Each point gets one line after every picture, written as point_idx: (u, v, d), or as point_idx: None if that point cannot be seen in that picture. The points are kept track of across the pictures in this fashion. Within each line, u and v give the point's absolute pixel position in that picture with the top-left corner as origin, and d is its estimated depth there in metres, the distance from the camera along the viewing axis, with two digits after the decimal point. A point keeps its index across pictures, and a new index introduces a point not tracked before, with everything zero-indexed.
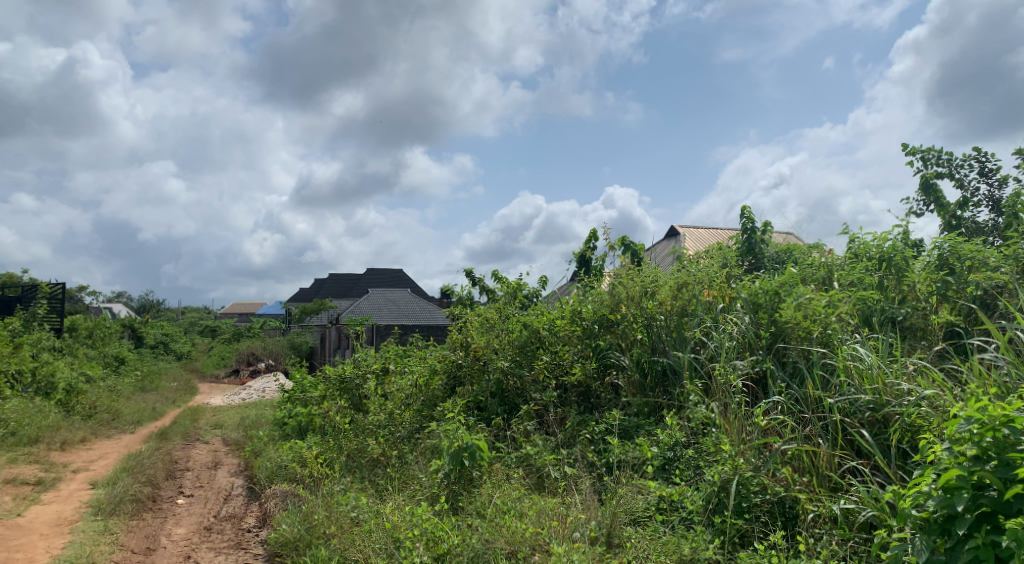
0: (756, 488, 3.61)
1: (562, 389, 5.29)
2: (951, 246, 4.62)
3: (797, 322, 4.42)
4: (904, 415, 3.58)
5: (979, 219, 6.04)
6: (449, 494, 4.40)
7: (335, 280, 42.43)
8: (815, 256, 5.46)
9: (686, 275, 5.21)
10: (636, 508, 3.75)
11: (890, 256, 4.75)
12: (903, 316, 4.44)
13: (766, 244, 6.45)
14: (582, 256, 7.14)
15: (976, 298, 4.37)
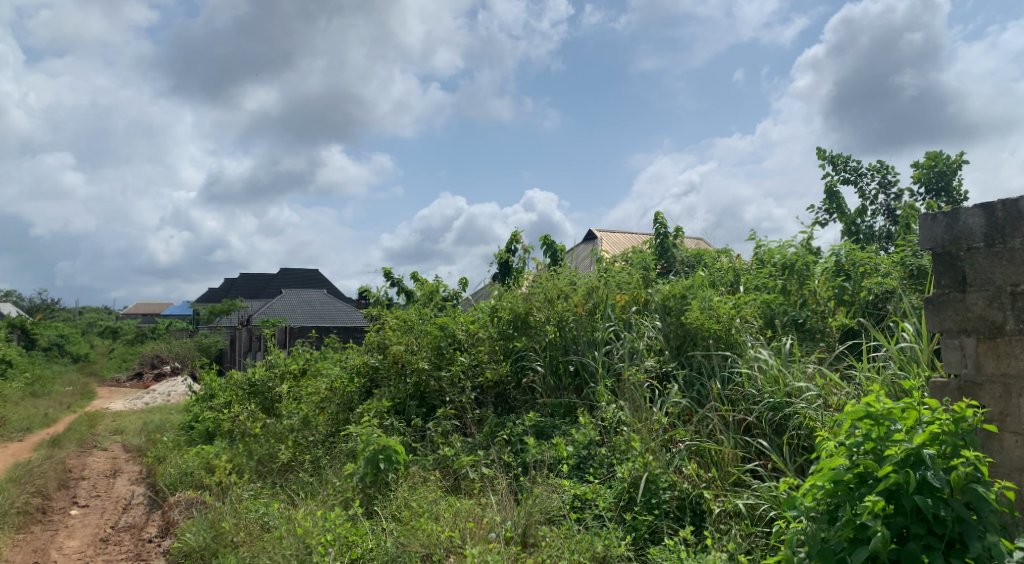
0: (665, 485, 3.76)
1: (478, 390, 5.28)
2: (848, 254, 4.95)
3: (705, 324, 4.59)
4: (799, 412, 3.83)
5: (874, 226, 6.47)
6: (363, 498, 4.35)
7: (247, 280, 40.96)
8: (724, 261, 5.70)
9: (596, 279, 5.43)
10: (551, 507, 3.80)
11: (793, 262, 5.02)
12: (804, 319, 4.68)
13: (678, 248, 6.70)
14: (503, 258, 7.17)
15: (868, 303, 4.66)
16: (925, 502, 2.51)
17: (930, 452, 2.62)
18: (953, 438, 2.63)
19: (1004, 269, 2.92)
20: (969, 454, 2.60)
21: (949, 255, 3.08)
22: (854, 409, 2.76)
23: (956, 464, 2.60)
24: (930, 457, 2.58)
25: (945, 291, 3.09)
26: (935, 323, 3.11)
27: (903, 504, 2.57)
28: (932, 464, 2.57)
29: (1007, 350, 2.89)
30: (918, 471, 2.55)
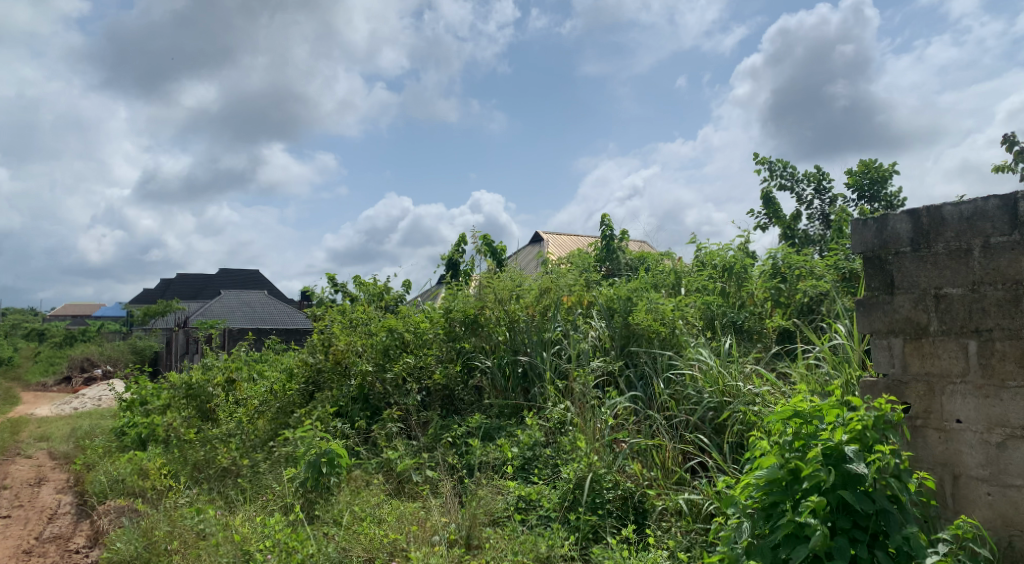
0: (608, 485, 3.80)
1: (424, 392, 5.25)
2: (784, 257, 5.11)
3: (648, 326, 4.70)
4: (739, 410, 3.93)
5: (809, 231, 6.69)
6: (304, 503, 4.27)
7: (184, 280, 39.70)
8: (666, 263, 5.82)
9: (550, 280, 5.42)
10: (496, 509, 3.81)
11: (732, 265, 5.16)
12: (742, 320, 4.80)
13: (623, 251, 6.80)
14: (450, 259, 7.15)
15: (803, 305, 4.82)
16: (850, 497, 2.60)
17: (851, 447, 2.73)
18: (872, 433, 2.74)
19: (928, 272, 3.05)
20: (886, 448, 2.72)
21: (879, 258, 3.21)
22: (783, 408, 2.87)
23: (876, 458, 2.70)
24: (851, 453, 2.68)
25: (874, 293, 3.22)
26: (865, 324, 3.24)
27: (831, 499, 2.66)
28: (855, 458, 2.67)
29: (931, 350, 3.03)
30: (843, 467, 2.65)
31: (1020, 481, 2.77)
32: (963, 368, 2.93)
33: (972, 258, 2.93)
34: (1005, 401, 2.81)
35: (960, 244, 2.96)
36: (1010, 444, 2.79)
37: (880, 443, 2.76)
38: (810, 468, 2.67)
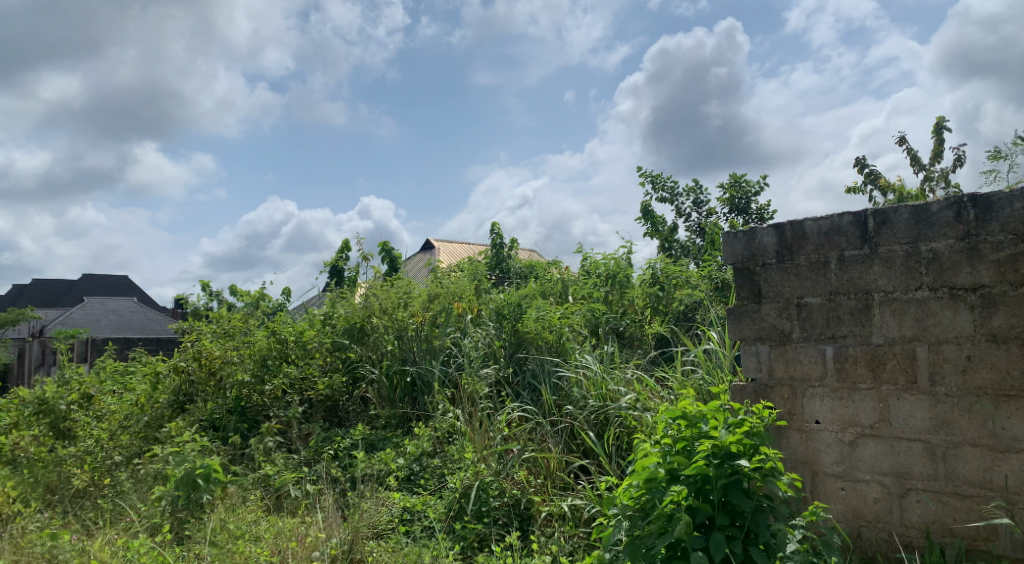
0: (495, 493, 3.80)
1: (306, 404, 5.08)
2: (662, 267, 5.32)
3: (534, 334, 4.78)
4: (620, 415, 4.04)
5: (685, 242, 7.03)
6: (173, 523, 4.00)
7: (41, 286, 36.47)
8: (553, 272, 5.91)
9: (438, 287, 5.41)
10: (380, 521, 3.72)
11: (615, 273, 5.32)
12: (623, 328, 4.99)
13: (512, 259, 6.87)
14: (334, 266, 6.96)
15: (680, 312, 5.05)
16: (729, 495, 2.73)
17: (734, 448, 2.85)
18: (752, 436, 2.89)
19: (791, 283, 3.27)
20: (766, 452, 2.89)
21: (748, 269, 3.40)
22: (673, 409, 2.93)
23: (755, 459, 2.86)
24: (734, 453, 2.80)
25: (744, 302, 3.41)
26: (736, 331, 3.42)
27: (711, 497, 2.78)
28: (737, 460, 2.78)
29: (793, 356, 3.23)
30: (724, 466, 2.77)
31: (868, 476, 3.01)
32: (820, 373, 3.15)
33: (829, 270, 3.16)
34: (856, 402, 3.05)
35: (819, 257, 3.18)
36: (860, 442, 3.03)
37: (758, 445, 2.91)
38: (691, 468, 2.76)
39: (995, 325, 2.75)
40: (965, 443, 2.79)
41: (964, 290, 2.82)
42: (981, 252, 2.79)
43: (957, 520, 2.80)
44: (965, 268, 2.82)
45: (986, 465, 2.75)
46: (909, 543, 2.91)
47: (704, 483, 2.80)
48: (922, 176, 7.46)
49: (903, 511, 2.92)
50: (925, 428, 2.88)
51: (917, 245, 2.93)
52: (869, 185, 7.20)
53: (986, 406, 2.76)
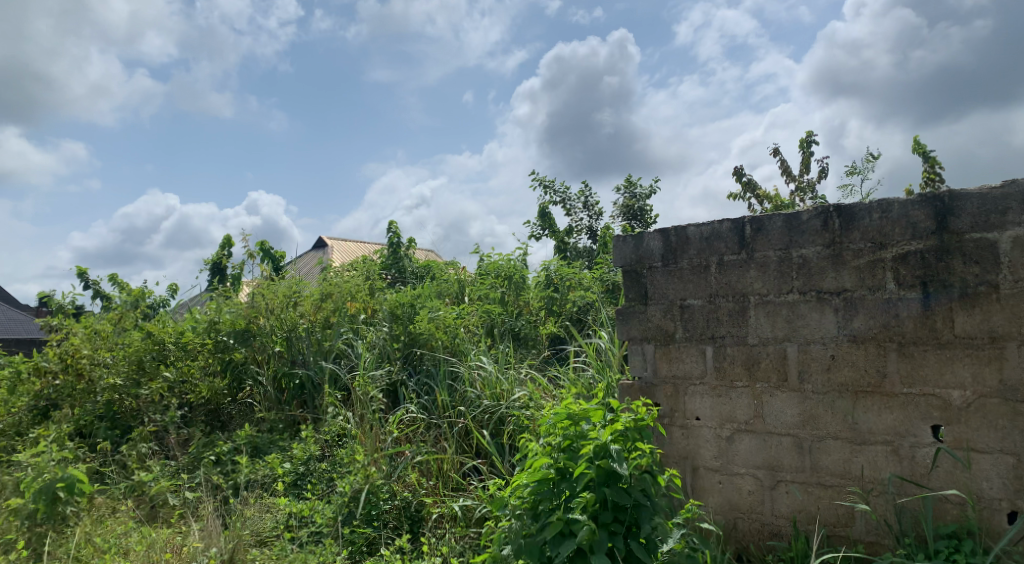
0: (385, 496, 3.73)
1: (185, 408, 4.82)
2: (557, 269, 5.41)
3: (430, 334, 4.73)
4: (512, 414, 4.07)
5: (581, 245, 7.19)
6: (30, 538, 3.66)
7: None
8: (449, 272, 5.88)
9: (330, 284, 5.24)
10: (263, 529, 3.62)
11: (511, 274, 5.36)
12: (519, 328, 5.01)
13: (409, 258, 6.74)
14: (216, 263, 6.64)
15: (573, 313, 5.15)
16: (611, 491, 2.80)
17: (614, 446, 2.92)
18: (632, 433, 2.99)
19: (675, 285, 3.40)
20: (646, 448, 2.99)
21: (635, 272, 3.52)
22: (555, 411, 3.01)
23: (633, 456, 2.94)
24: (614, 451, 2.87)
25: (632, 304, 3.53)
26: (624, 331, 3.54)
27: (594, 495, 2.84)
28: (616, 457, 2.85)
29: (677, 355, 3.38)
30: (606, 465, 2.84)
31: (744, 469, 3.18)
32: (701, 371, 3.31)
33: (709, 273, 3.31)
34: (733, 399, 3.22)
35: (700, 261, 3.33)
36: (737, 437, 3.20)
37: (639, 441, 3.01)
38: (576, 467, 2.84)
39: (855, 326, 2.95)
40: (828, 436, 2.99)
41: (829, 293, 3.01)
42: (844, 258, 2.99)
43: (821, 508, 3.00)
44: (830, 273, 3.02)
45: (846, 456, 2.95)
46: (778, 531, 3.09)
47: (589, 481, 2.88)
48: (795, 186, 7.96)
49: (773, 501, 3.11)
50: (794, 423, 3.07)
51: (789, 252, 3.12)
52: (748, 194, 7.62)
53: (846, 402, 2.96)
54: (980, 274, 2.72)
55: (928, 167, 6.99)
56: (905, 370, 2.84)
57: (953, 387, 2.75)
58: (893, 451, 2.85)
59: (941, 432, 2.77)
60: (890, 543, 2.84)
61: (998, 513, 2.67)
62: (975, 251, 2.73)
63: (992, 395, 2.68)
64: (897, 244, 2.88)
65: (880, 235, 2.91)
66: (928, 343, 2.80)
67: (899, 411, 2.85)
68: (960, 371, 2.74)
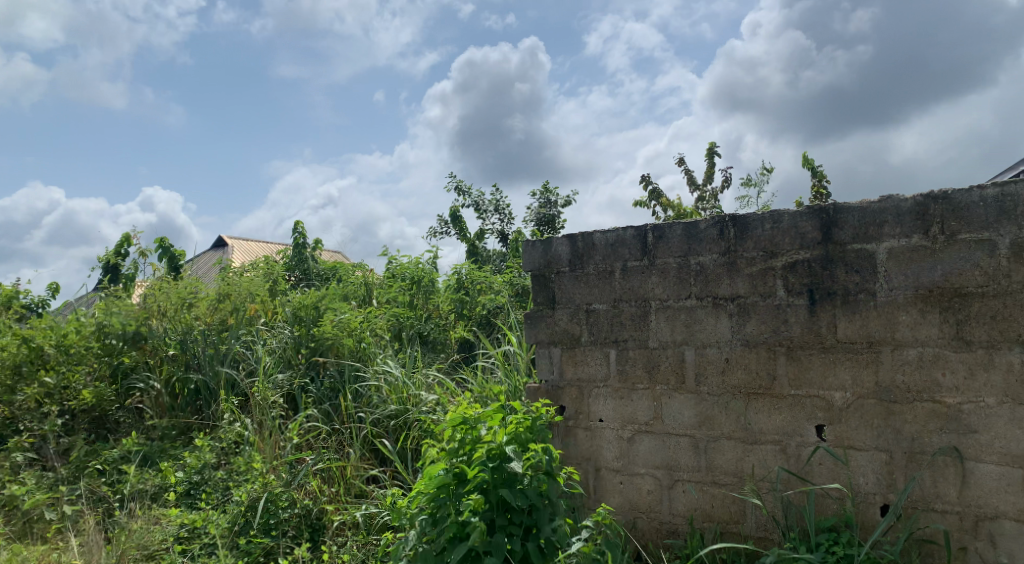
0: (284, 503, 3.60)
1: (67, 415, 4.47)
2: (467, 272, 5.38)
3: (334, 339, 4.61)
4: (418, 418, 4.03)
5: (492, 249, 7.21)
6: None
7: None
8: (357, 274, 5.75)
9: (229, 285, 5.03)
10: (152, 542, 3.44)
11: (420, 277, 5.31)
12: (428, 332, 4.97)
13: (316, 259, 6.55)
14: (109, 262, 6.24)
15: (482, 317, 5.15)
16: (507, 494, 2.81)
17: (510, 448, 2.94)
18: (525, 434, 3.04)
19: (582, 290, 3.47)
20: (540, 447, 3.03)
21: (544, 276, 3.57)
22: (452, 416, 2.98)
23: (528, 457, 2.97)
24: (509, 454, 2.89)
25: (539, 308, 3.58)
26: (531, 335, 3.58)
27: (490, 498, 2.85)
28: (510, 460, 2.88)
29: (582, 359, 3.45)
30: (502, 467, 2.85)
31: (643, 469, 3.27)
32: (604, 374, 3.39)
33: (613, 278, 3.39)
34: (634, 401, 3.31)
35: (605, 266, 3.41)
36: (637, 438, 3.29)
37: (533, 442, 3.05)
38: (472, 471, 2.84)
39: (748, 331, 3.09)
40: (722, 437, 3.12)
41: (725, 299, 3.15)
42: (738, 266, 3.13)
43: (714, 506, 3.12)
44: (725, 280, 3.15)
45: (738, 455, 3.08)
46: (675, 529, 3.20)
47: (485, 484, 2.88)
48: (697, 196, 8.29)
49: (671, 500, 3.21)
50: (691, 424, 3.18)
51: (688, 259, 3.23)
52: (653, 202, 7.87)
53: (739, 403, 3.10)
54: (860, 283, 2.89)
55: (817, 182, 7.43)
56: (792, 373, 3.00)
57: (835, 388, 2.92)
58: (781, 450, 3.00)
59: (824, 431, 2.94)
60: (777, 537, 2.98)
61: (873, 507, 2.84)
62: (856, 260, 2.91)
63: (869, 396, 2.86)
64: (787, 253, 3.04)
65: (771, 245, 3.06)
66: (813, 347, 2.97)
67: (787, 411, 3.00)
68: (841, 374, 2.91)
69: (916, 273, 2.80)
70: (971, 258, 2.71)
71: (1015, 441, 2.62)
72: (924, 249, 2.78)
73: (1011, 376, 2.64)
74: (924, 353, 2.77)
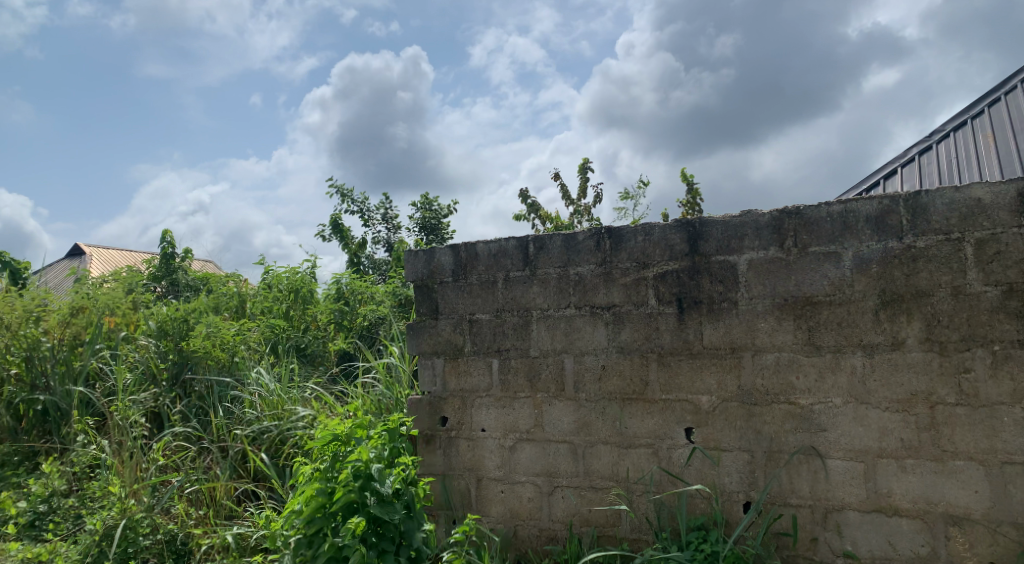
0: (145, 531, 3.34)
1: None
2: (348, 282, 5.24)
3: (205, 354, 4.34)
4: (294, 434, 3.88)
5: (375, 258, 7.08)
6: None
7: None
8: (230, 284, 5.44)
9: (83, 298, 4.63)
10: None
11: (298, 287, 5.11)
12: (305, 344, 4.80)
13: (185, 271, 6.12)
14: None
15: (364, 328, 5.03)
16: (376, 511, 2.76)
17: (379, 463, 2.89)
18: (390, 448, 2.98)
19: (465, 300, 3.48)
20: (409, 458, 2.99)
21: (426, 287, 3.56)
22: (321, 434, 2.95)
23: (398, 470, 2.91)
24: (377, 470, 2.84)
25: (422, 319, 3.56)
26: (413, 346, 3.55)
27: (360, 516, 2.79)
28: (379, 476, 2.83)
29: (464, 369, 3.45)
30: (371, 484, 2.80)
31: (524, 477, 3.31)
32: (487, 384, 3.40)
33: (496, 288, 3.43)
34: (516, 409, 3.35)
35: (488, 276, 3.44)
36: (519, 446, 3.33)
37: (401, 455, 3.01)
38: (342, 490, 2.77)
39: (623, 339, 3.21)
40: (598, 442, 3.21)
41: (601, 308, 3.25)
42: (613, 276, 3.24)
43: (592, 511, 3.20)
44: (602, 289, 3.25)
45: (615, 459, 3.18)
46: (554, 535, 3.25)
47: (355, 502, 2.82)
48: (573, 209, 8.52)
49: (550, 507, 3.26)
50: (570, 430, 3.25)
51: (567, 269, 3.31)
52: (533, 215, 8.01)
53: (616, 408, 3.20)
54: (723, 292, 3.07)
55: (686, 198, 7.83)
56: (664, 378, 3.13)
57: (702, 392, 3.08)
58: (653, 452, 3.13)
59: (693, 434, 3.09)
60: (650, 538, 3.09)
61: (736, 504, 3.01)
62: (720, 271, 3.08)
63: (732, 399, 3.03)
64: (657, 264, 3.18)
65: (643, 256, 3.19)
66: (682, 353, 3.12)
67: (659, 415, 3.13)
68: (707, 378, 3.08)
69: (772, 283, 3.00)
70: (820, 269, 2.94)
71: (857, 437, 2.86)
72: (780, 260, 2.99)
73: (855, 378, 2.87)
74: (780, 358, 2.98)
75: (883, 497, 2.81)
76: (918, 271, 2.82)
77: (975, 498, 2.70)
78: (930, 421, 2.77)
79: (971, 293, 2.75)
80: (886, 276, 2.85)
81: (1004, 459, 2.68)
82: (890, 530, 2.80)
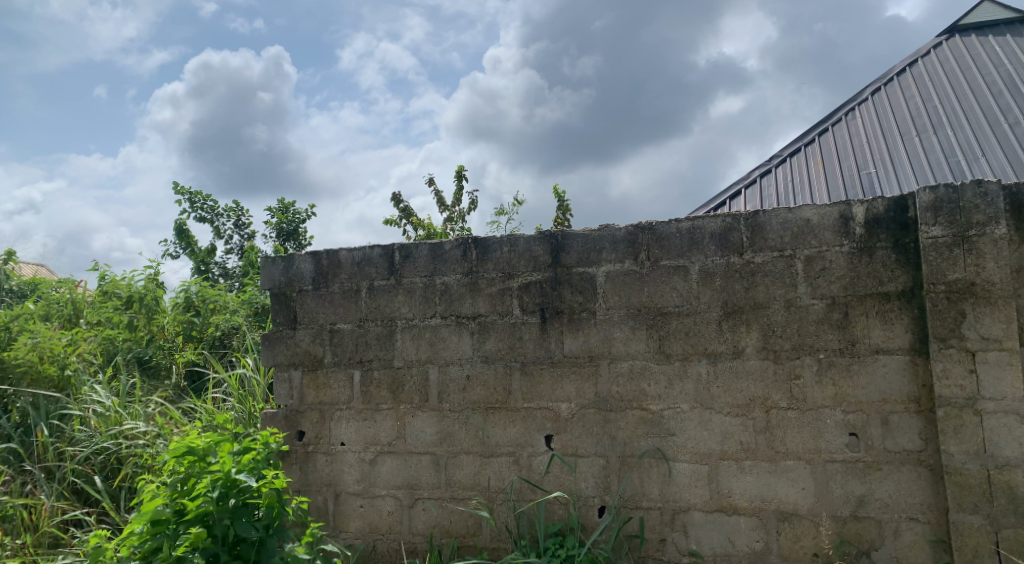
0: None
1: None
2: (198, 290, 4.89)
3: (27, 369, 3.88)
4: (133, 452, 3.59)
5: (228, 265, 6.71)
6: None
7: None
8: (61, 291, 4.94)
9: None
10: None
11: (142, 295, 4.66)
12: (148, 356, 4.49)
13: (8, 276, 5.49)
14: None
15: (216, 339, 4.72)
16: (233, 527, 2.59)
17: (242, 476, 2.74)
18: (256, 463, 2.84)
19: (325, 310, 3.38)
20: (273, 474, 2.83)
21: (284, 295, 3.42)
22: (177, 446, 2.74)
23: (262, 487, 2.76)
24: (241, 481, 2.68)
25: (279, 328, 3.42)
26: (269, 357, 3.41)
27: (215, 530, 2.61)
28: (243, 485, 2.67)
29: (323, 382, 3.34)
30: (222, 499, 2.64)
31: (384, 491, 3.24)
32: (348, 396, 3.31)
33: (359, 297, 3.34)
34: (377, 421, 3.27)
35: (351, 285, 3.36)
36: (379, 459, 3.25)
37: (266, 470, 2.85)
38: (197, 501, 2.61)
39: (487, 348, 3.22)
40: (461, 452, 3.20)
41: (467, 318, 3.25)
42: (479, 286, 3.25)
43: (453, 522, 3.18)
44: (467, 299, 3.25)
45: (476, 469, 3.18)
46: (414, 548, 3.19)
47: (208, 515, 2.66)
48: (447, 216, 8.50)
49: (411, 520, 3.21)
50: (432, 441, 3.22)
51: (433, 279, 3.29)
52: (404, 220, 7.91)
53: (479, 417, 3.20)
54: (583, 302, 3.17)
55: (560, 214, 8.02)
56: (526, 387, 3.18)
57: (562, 400, 3.15)
58: (514, 461, 3.16)
59: (552, 441, 3.14)
60: (509, 546, 3.11)
61: (592, 509, 3.10)
62: (580, 282, 3.18)
63: (590, 406, 3.13)
64: (522, 275, 3.22)
65: (509, 267, 3.23)
66: (543, 362, 3.18)
67: (520, 423, 3.17)
68: (566, 386, 3.15)
69: (627, 294, 3.13)
70: (670, 282, 3.10)
71: (702, 441, 3.03)
72: (635, 273, 3.13)
73: (700, 385, 3.05)
74: (634, 366, 3.10)
75: (724, 497, 3.00)
76: (756, 285, 3.04)
77: (801, 494, 2.94)
78: (765, 424, 2.99)
79: (801, 305, 2.99)
80: (728, 289, 3.05)
81: (826, 458, 2.93)
82: (730, 527, 2.99)
